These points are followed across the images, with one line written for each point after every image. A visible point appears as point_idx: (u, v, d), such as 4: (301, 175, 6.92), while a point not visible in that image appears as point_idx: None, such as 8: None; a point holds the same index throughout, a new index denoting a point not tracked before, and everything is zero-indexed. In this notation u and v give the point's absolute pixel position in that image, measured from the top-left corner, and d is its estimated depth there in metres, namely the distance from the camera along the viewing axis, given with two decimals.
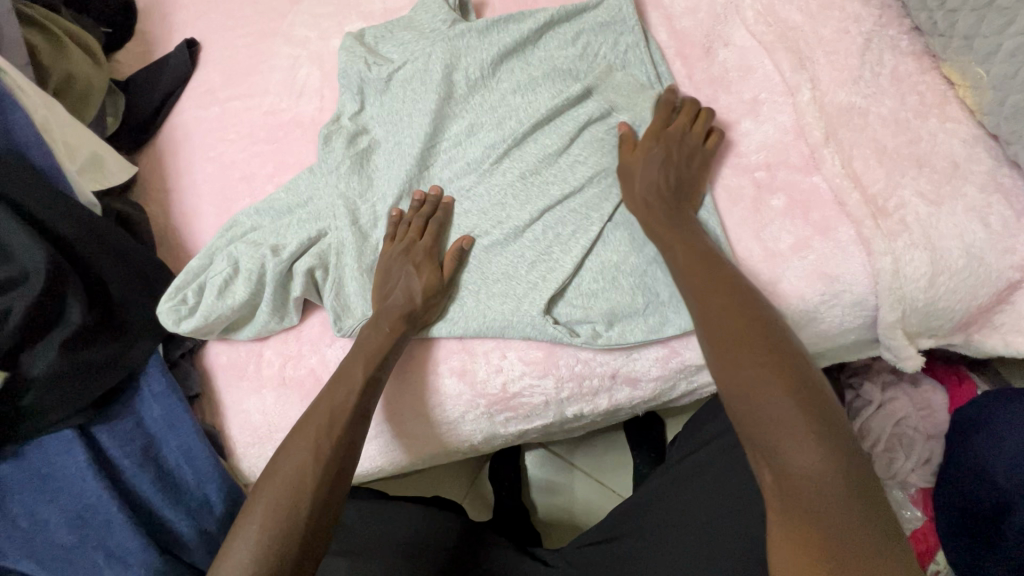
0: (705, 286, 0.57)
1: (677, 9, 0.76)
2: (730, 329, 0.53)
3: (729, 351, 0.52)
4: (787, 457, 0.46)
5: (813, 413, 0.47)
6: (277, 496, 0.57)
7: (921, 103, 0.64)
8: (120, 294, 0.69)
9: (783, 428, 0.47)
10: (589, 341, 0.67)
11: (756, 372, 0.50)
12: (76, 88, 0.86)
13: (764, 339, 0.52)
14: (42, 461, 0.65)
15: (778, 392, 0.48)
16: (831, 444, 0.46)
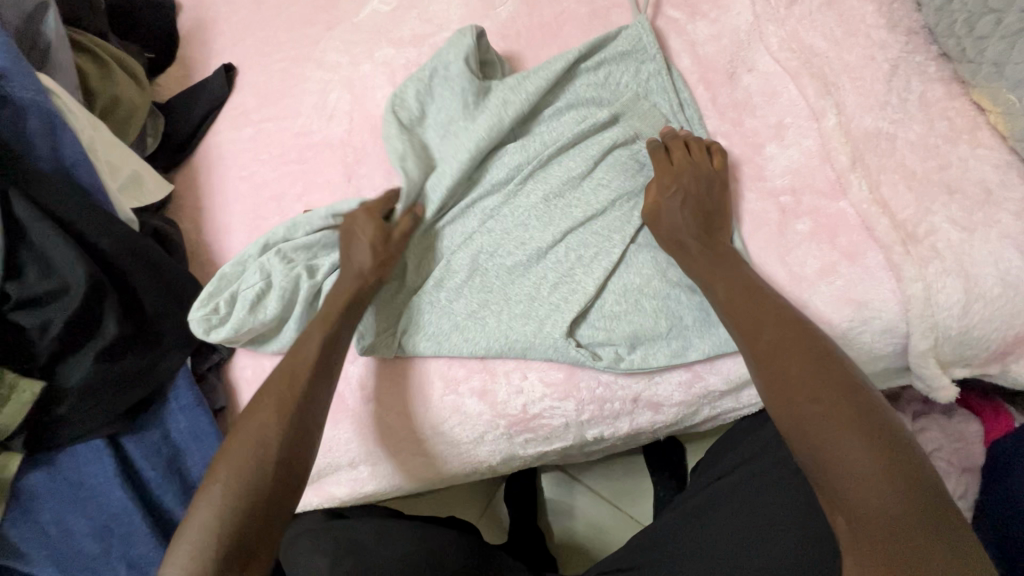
0: (754, 319, 0.58)
1: (700, 36, 0.77)
2: (792, 371, 0.54)
3: (792, 395, 0.53)
4: (862, 501, 0.46)
5: (886, 455, 0.47)
6: (238, 459, 0.58)
7: (950, 128, 0.63)
8: (153, 306, 0.71)
9: (857, 473, 0.47)
10: (611, 365, 0.67)
11: (822, 416, 0.50)
12: (120, 112, 0.89)
13: (825, 381, 0.52)
14: (72, 469, 0.66)
15: (847, 436, 0.48)
16: (910, 487, 0.46)
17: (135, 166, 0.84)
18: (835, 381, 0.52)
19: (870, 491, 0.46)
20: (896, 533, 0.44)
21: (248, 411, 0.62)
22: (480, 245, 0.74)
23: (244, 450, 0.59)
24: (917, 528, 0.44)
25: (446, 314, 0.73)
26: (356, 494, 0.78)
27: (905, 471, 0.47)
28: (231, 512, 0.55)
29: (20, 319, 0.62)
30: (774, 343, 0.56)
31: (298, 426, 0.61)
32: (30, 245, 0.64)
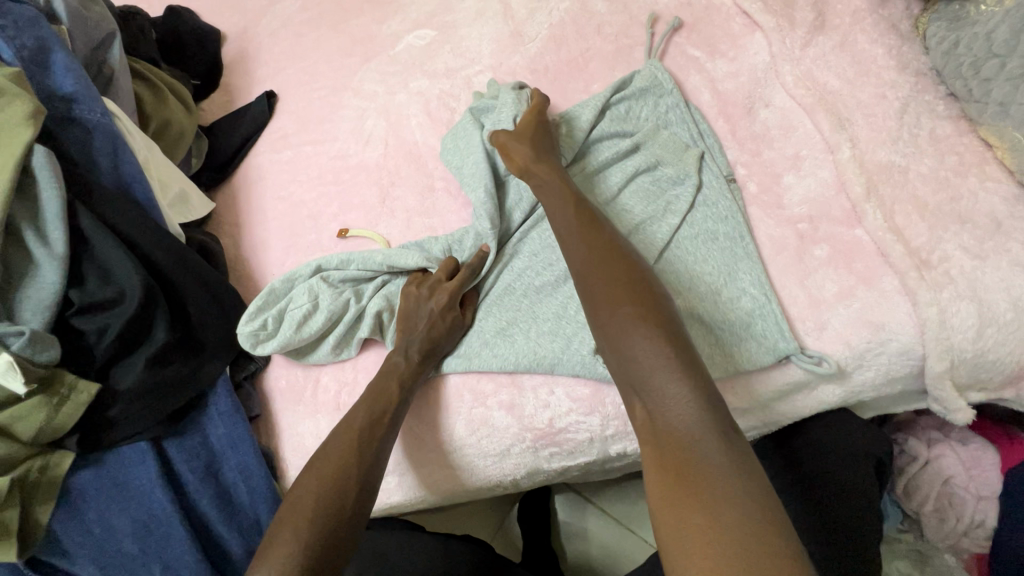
0: (586, 249, 0.65)
1: (719, 73, 0.82)
2: (606, 294, 0.61)
3: (606, 317, 0.60)
4: (660, 406, 0.54)
5: (679, 364, 0.55)
6: (321, 494, 0.62)
7: (959, 163, 0.67)
8: (199, 316, 0.74)
9: (659, 380, 0.54)
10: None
11: (633, 330, 0.57)
12: (172, 133, 0.95)
13: (643, 299, 0.59)
14: (119, 470, 0.68)
15: (650, 347, 0.56)
16: (699, 393, 0.53)
17: (182, 184, 0.89)
18: (629, 299, 0.59)
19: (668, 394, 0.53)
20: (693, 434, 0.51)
21: (325, 448, 0.67)
22: (512, 266, 0.79)
23: (327, 477, 0.64)
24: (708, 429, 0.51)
25: (477, 331, 0.77)
26: (384, 504, 0.80)
27: (691, 376, 0.54)
28: (317, 534, 0.59)
29: (80, 324, 0.66)
30: (592, 267, 0.63)
31: (372, 466, 0.66)
32: (93, 255, 0.68)
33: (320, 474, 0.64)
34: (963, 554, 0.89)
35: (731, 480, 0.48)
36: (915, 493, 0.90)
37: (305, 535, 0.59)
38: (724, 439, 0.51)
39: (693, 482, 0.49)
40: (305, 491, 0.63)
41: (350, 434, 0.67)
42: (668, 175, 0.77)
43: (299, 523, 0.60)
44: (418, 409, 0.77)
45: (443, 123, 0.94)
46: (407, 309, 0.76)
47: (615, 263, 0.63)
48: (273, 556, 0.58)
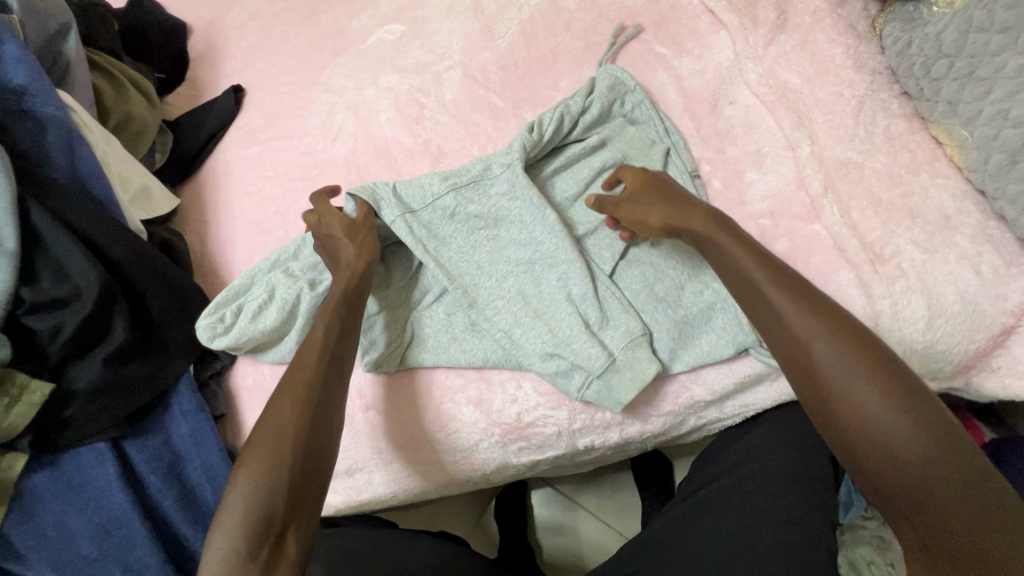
0: (863, 358, 0.52)
1: (685, 71, 0.84)
2: (835, 363, 0.52)
3: (836, 389, 0.52)
4: (942, 528, 0.48)
5: (931, 429, 0.49)
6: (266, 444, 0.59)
7: (912, 159, 0.69)
8: (160, 315, 0.73)
9: (922, 463, 0.48)
10: (599, 374, 0.69)
11: (868, 398, 0.50)
12: (131, 128, 0.93)
13: (873, 360, 0.52)
14: (75, 471, 0.66)
15: (890, 414, 0.50)
16: (954, 453, 0.49)
17: (145, 179, 0.87)
18: (864, 364, 0.52)
19: (931, 472, 0.48)
20: (950, 501, 0.48)
21: (274, 396, 0.63)
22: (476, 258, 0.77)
23: (270, 440, 0.59)
24: (960, 492, 0.47)
25: (444, 327, 0.77)
26: (352, 501, 0.80)
27: (949, 437, 0.49)
28: (259, 499, 0.56)
29: (31, 323, 0.64)
30: (812, 334, 0.54)
31: (320, 408, 0.62)
32: (47, 252, 0.66)
33: (262, 435, 0.60)
34: None
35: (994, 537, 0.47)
36: None
37: (250, 500, 0.56)
38: (983, 501, 0.47)
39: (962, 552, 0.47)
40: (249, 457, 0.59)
41: (291, 393, 0.62)
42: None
43: (245, 488, 0.57)
44: (381, 398, 0.77)
45: (413, 119, 0.94)
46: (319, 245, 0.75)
47: (833, 320, 0.54)
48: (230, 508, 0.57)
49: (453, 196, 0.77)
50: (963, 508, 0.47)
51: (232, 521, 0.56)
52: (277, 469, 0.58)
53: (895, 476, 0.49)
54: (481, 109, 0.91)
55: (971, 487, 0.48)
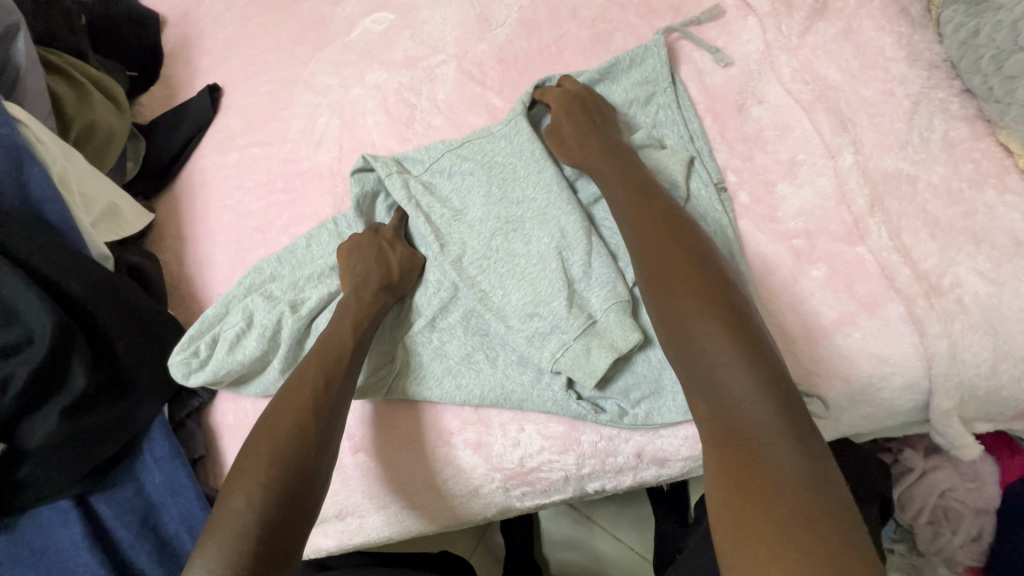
0: (674, 255, 0.54)
1: (708, 65, 0.74)
2: (674, 294, 0.52)
3: (680, 318, 0.51)
4: (725, 405, 0.46)
5: (745, 357, 0.47)
6: (275, 449, 0.56)
7: (976, 172, 0.59)
8: (126, 354, 0.66)
9: (736, 386, 0.46)
10: (579, 337, 0.63)
11: (695, 326, 0.49)
12: (98, 137, 0.85)
13: (705, 291, 0.51)
14: (37, 532, 0.62)
15: (722, 348, 0.47)
16: (772, 392, 0.45)
17: (111, 197, 0.79)
18: (694, 285, 0.52)
19: (745, 398, 0.45)
20: (760, 437, 0.44)
21: (282, 395, 0.61)
22: (464, 252, 0.71)
23: (277, 445, 0.56)
24: (773, 417, 0.44)
25: (440, 357, 0.70)
26: (347, 543, 0.74)
27: (766, 375, 0.46)
28: (270, 500, 0.52)
29: None
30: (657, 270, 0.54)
31: (330, 415, 0.60)
32: None
33: (270, 442, 0.56)
34: (957, 566, 0.84)
35: (795, 486, 0.41)
36: (910, 505, 0.85)
37: (258, 503, 0.52)
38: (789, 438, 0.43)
39: (763, 494, 0.41)
40: (257, 458, 0.56)
41: (304, 388, 0.60)
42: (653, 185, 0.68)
43: (249, 490, 0.53)
44: (377, 433, 0.70)
45: (402, 122, 0.85)
46: (351, 246, 0.72)
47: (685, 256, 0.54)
48: (225, 521, 0.52)
49: (446, 155, 0.75)
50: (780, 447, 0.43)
51: (229, 532, 0.51)
52: (291, 467, 0.55)
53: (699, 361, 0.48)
54: (477, 110, 0.82)
55: (760, 371, 0.46)
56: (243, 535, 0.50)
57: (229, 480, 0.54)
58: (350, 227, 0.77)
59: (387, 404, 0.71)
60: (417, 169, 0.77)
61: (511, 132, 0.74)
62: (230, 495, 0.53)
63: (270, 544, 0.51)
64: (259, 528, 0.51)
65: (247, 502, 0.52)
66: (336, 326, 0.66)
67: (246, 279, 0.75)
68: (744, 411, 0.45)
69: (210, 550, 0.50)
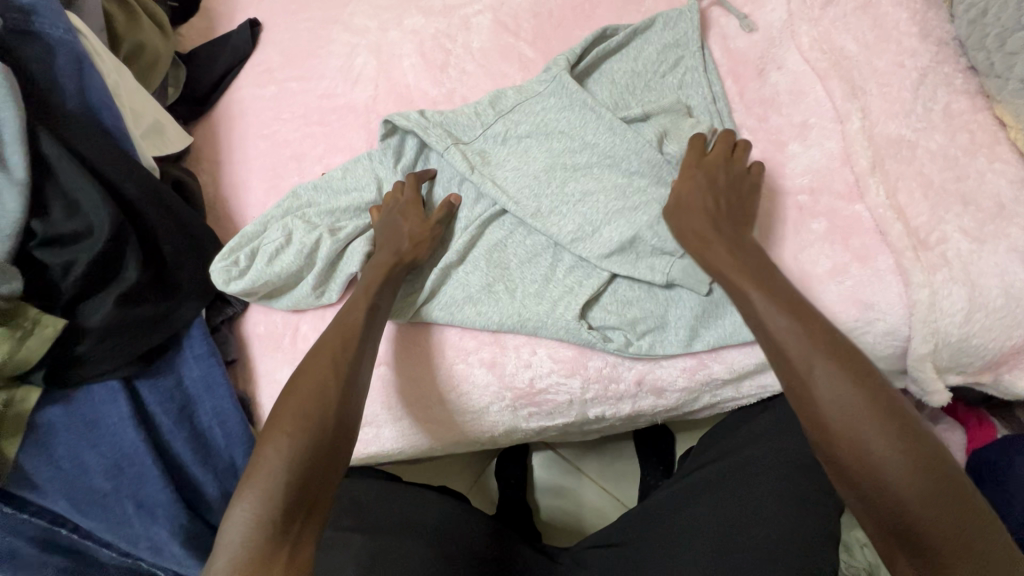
0: (781, 301, 0.55)
1: (732, 30, 0.78)
2: (791, 344, 0.52)
3: (793, 372, 0.52)
4: (863, 457, 0.46)
5: (870, 392, 0.48)
6: (301, 404, 0.57)
7: (971, 141, 0.65)
8: (173, 257, 0.71)
9: (848, 403, 0.48)
10: (677, 255, 0.70)
11: (824, 378, 0.50)
12: (145, 58, 0.88)
13: (837, 348, 0.51)
14: (89, 406, 0.67)
15: (849, 399, 0.48)
16: (905, 438, 0.46)
17: (157, 115, 0.83)
18: (811, 334, 0.53)
19: (860, 422, 0.47)
20: (899, 484, 0.45)
21: (306, 359, 0.62)
22: (507, 189, 0.76)
23: (304, 400, 0.58)
24: (906, 458, 0.45)
25: (462, 285, 0.75)
26: (365, 453, 0.79)
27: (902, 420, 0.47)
28: (298, 450, 0.54)
29: (43, 256, 0.63)
30: (787, 325, 0.53)
31: (350, 374, 0.61)
32: (58, 184, 0.64)
33: (296, 398, 0.58)
34: None
35: (942, 521, 0.44)
36: None
37: (286, 451, 0.54)
38: (940, 487, 0.45)
39: (927, 543, 0.44)
40: (282, 415, 0.57)
41: (324, 354, 0.62)
42: (671, 152, 0.73)
43: (279, 441, 0.55)
44: (399, 349, 0.76)
45: (437, 66, 0.88)
46: (386, 224, 0.74)
47: (800, 307, 0.55)
48: (258, 472, 0.54)
49: (488, 101, 0.80)
50: (918, 489, 0.44)
51: (261, 479, 0.52)
52: (317, 420, 0.57)
53: (826, 417, 0.49)
54: (510, 60, 0.86)
55: (890, 417, 0.47)
56: (272, 490, 0.51)
57: (262, 435, 0.56)
58: (383, 165, 0.80)
59: (404, 325, 0.76)
60: (466, 136, 0.79)
61: (550, 83, 0.78)
62: (262, 447, 0.55)
63: (303, 490, 0.53)
64: (290, 483, 0.52)
65: (277, 453, 0.54)
66: (356, 306, 0.67)
67: (285, 204, 0.79)
68: (881, 464, 0.46)
69: (248, 496, 0.52)
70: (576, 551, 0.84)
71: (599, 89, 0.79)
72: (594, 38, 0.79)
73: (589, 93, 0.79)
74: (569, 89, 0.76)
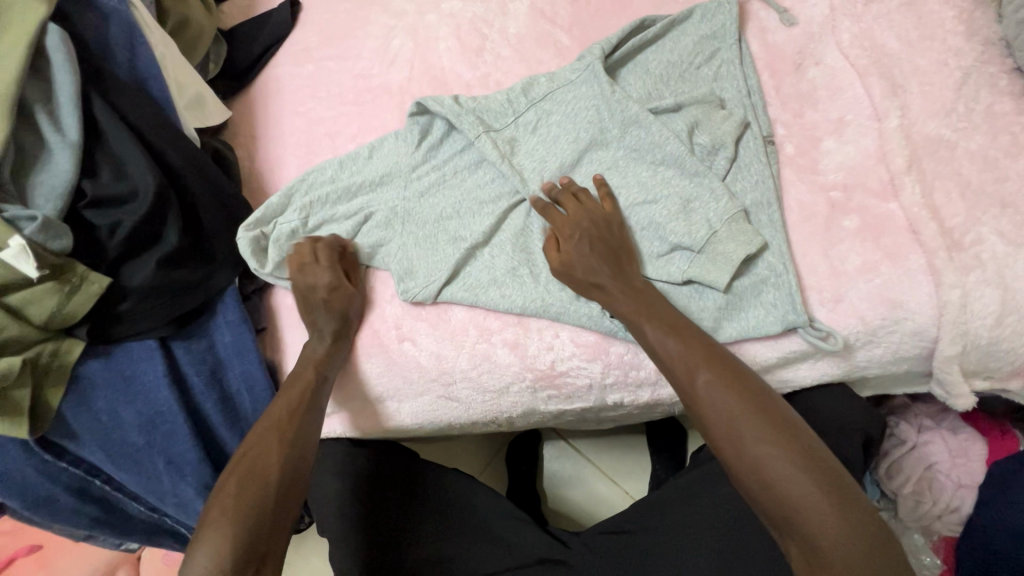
0: (705, 361, 0.61)
1: (772, 24, 0.78)
2: (746, 427, 0.57)
3: (729, 430, 0.57)
4: (800, 516, 0.52)
5: (793, 450, 0.55)
6: (246, 477, 0.63)
7: (1013, 143, 0.64)
8: (210, 225, 0.74)
9: (777, 462, 0.54)
10: (700, 251, 0.68)
11: (779, 466, 0.54)
12: (190, 32, 0.90)
13: (762, 406, 0.58)
14: (127, 364, 0.70)
15: (779, 460, 0.54)
16: (831, 492, 0.52)
17: (199, 87, 0.84)
18: (736, 391, 0.59)
19: (791, 483, 0.53)
20: (832, 538, 0.51)
21: (254, 429, 0.67)
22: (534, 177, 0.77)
23: (249, 470, 0.63)
24: (833, 512, 0.51)
25: (487, 268, 0.76)
26: (382, 428, 0.82)
27: (853, 503, 0.52)
28: (241, 521, 0.59)
29: (92, 217, 0.66)
30: (711, 384, 0.59)
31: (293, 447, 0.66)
32: (107, 148, 0.67)
33: (240, 470, 0.63)
34: (933, 536, 0.90)
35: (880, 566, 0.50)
36: (897, 475, 0.90)
37: (230, 522, 0.59)
38: (865, 533, 0.51)
39: None
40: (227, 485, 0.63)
41: (271, 425, 0.67)
42: (702, 143, 0.73)
43: (221, 515, 0.60)
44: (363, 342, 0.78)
45: (472, 50, 0.89)
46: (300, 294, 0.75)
47: (721, 363, 0.61)
48: (201, 543, 0.59)
49: (519, 87, 0.80)
50: (850, 540, 0.50)
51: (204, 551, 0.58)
52: (259, 491, 0.62)
53: (762, 479, 0.54)
54: (546, 46, 0.87)
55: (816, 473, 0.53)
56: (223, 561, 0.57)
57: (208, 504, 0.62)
58: (410, 148, 0.81)
59: None
60: (498, 122, 0.79)
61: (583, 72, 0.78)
62: (207, 518, 0.61)
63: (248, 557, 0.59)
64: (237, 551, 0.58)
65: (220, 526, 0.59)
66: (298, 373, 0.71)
67: (307, 181, 0.81)
68: (815, 521, 0.51)
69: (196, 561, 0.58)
70: (584, 535, 0.80)
71: (633, 80, 0.79)
72: (631, 28, 0.79)
73: (622, 83, 0.79)
74: (601, 77, 0.76)
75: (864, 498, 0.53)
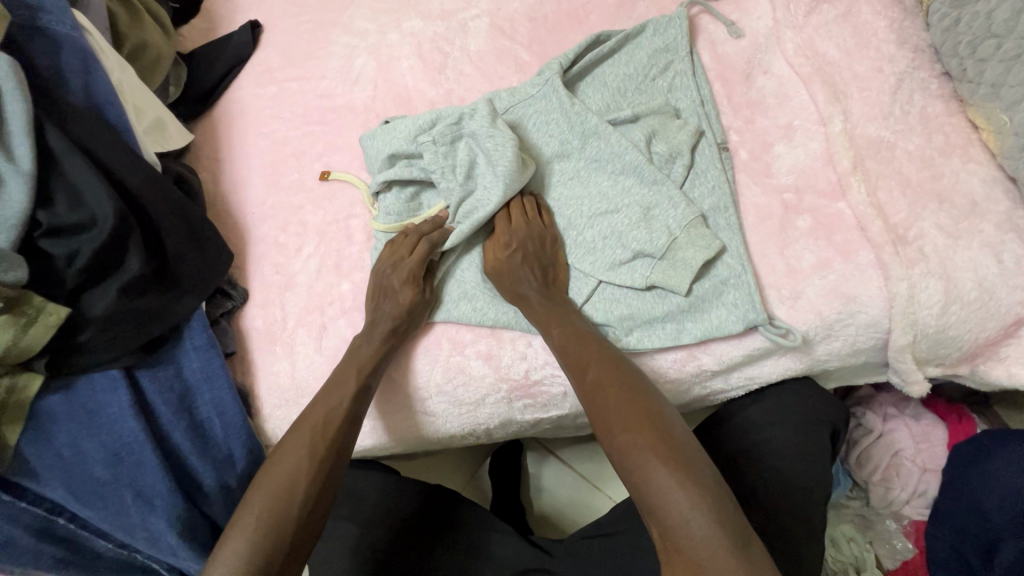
0: (582, 359, 0.65)
1: (720, 36, 0.82)
2: (619, 418, 0.60)
3: (606, 423, 0.61)
4: (660, 497, 0.55)
5: (649, 435, 0.58)
6: (280, 486, 0.62)
7: (946, 143, 0.69)
8: (175, 249, 0.72)
9: (641, 449, 0.57)
10: (663, 257, 0.70)
11: (639, 451, 0.57)
12: (148, 57, 0.89)
13: (627, 398, 0.61)
14: (89, 396, 0.68)
15: (643, 446, 0.58)
16: (683, 473, 0.55)
17: (159, 112, 0.84)
18: (616, 386, 0.63)
19: (649, 466, 0.56)
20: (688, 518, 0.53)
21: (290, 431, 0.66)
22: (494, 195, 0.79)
23: (282, 480, 0.63)
24: (689, 493, 0.54)
25: (459, 282, 0.77)
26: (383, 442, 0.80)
27: (696, 481, 0.55)
28: (268, 527, 0.60)
29: (48, 247, 0.64)
30: (593, 381, 0.63)
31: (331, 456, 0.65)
32: (62, 176, 0.65)
33: (272, 478, 0.63)
34: (903, 521, 0.93)
35: (707, 538, 0.52)
36: (866, 463, 0.93)
37: (256, 531, 0.60)
38: (715, 510, 0.53)
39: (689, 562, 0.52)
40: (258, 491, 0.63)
41: (304, 434, 0.66)
42: (659, 152, 0.75)
43: (251, 520, 0.61)
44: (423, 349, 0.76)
45: (435, 68, 0.91)
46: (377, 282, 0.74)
47: (600, 360, 0.65)
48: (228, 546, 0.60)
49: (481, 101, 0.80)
50: (698, 516, 0.53)
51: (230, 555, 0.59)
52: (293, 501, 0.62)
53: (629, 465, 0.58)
54: (507, 63, 0.89)
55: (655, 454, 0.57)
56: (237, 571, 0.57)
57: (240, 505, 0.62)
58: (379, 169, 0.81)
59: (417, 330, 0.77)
60: None
61: (542, 86, 0.79)
62: (240, 517, 0.62)
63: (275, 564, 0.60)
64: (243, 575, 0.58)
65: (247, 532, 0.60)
66: (341, 389, 0.68)
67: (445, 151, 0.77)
68: (670, 502, 0.54)
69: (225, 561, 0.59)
70: (568, 542, 0.80)
71: (592, 93, 0.81)
72: (588, 44, 0.81)
73: (581, 97, 0.81)
74: (561, 91, 0.78)
75: (715, 477, 0.56)
